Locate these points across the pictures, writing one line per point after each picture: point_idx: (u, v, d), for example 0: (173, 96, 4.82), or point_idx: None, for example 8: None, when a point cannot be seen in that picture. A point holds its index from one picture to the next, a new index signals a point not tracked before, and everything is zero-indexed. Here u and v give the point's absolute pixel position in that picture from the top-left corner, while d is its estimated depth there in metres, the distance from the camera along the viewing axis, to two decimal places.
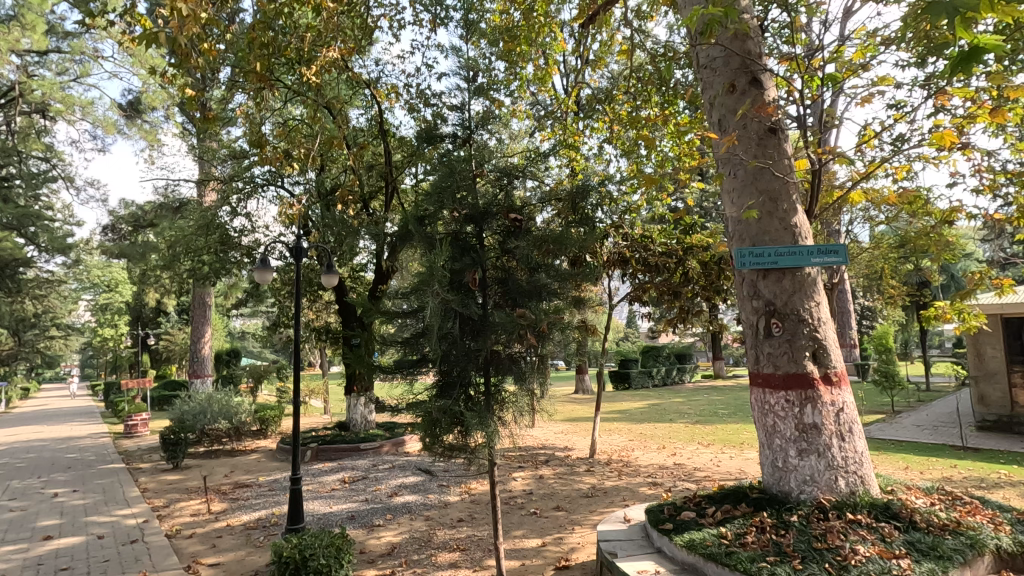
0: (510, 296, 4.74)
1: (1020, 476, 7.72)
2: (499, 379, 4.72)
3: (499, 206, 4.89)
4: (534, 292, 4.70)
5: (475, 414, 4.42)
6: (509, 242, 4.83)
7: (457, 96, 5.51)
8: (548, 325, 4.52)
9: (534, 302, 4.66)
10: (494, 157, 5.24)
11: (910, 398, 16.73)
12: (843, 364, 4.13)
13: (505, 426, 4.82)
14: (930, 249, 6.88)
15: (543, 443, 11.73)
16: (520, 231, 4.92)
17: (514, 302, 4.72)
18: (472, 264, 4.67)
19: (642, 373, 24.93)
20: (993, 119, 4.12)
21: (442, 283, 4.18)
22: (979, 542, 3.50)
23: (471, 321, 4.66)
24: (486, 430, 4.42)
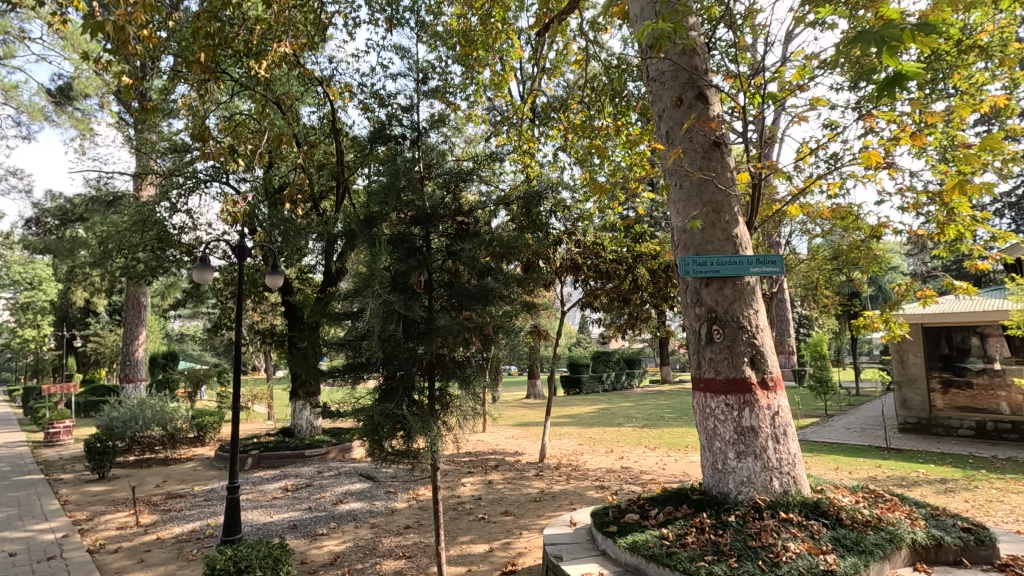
0: (457, 299, 4.72)
1: (936, 474, 8.29)
2: (444, 383, 4.71)
3: (446, 209, 4.89)
4: (482, 296, 4.69)
5: (416, 418, 4.34)
6: (456, 245, 4.81)
7: (409, 97, 5.48)
8: (495, 328, 4.52)
9: (480, 306, 4.64)
10: (444, 160, 5.24)
11: (842, 402, 17.71)
12: (780, 369, 4.32)
13: (451, 431, 4.79)
14: (861, 261, 7.31)
15: (493, 448, 11.72)
16: (469, 234, 4.91)
17: (460, 305, 4.71)
18: (417, 266, 4.61)
19: (592, 378, 25.33)
20: (914, 142, 4.40)
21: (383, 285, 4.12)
22: (896, 536, 3.72)
23: (416, 324, 4.60)
24: (429, 434, 4.36)
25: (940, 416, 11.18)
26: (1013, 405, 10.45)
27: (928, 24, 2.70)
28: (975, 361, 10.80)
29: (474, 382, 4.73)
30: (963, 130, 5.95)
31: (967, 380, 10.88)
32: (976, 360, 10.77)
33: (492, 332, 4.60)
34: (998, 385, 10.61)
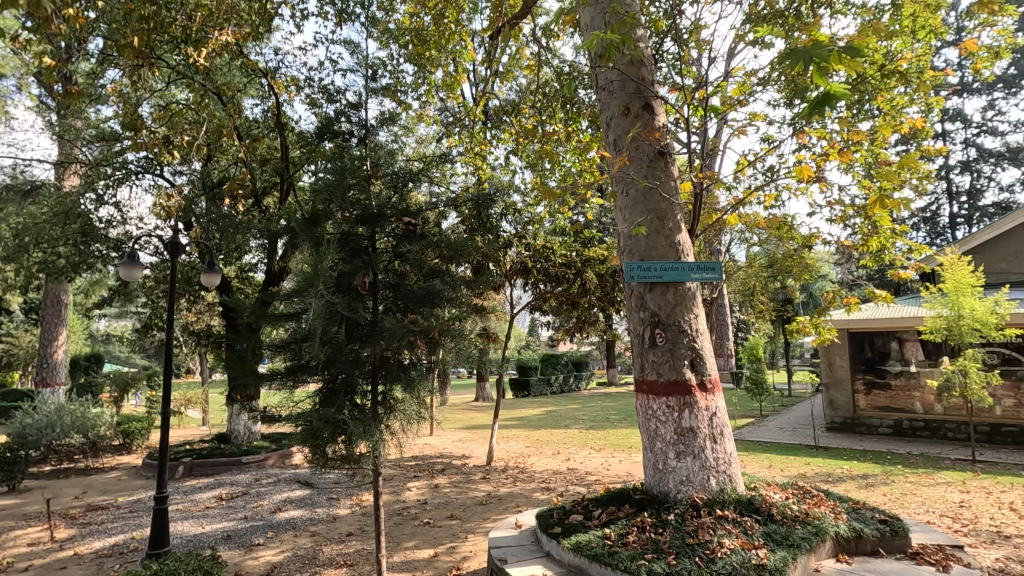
0: (402, 301, 4.65)
1: (859, 470, 8.85)
2: (388, 387, 4.62)
3: (393, 209, 4.82)
4: (428, 298, 4.64)
5: (357, 423, 4.23)
6: (402, 246, 4.73)
7: (357, 94, 5.36)
8: (438, 331, 4.47)
9: (427, 307, 4.60)
10: (392, 159, 5.16)
11: (775, 403, 18.62)
12: (717, 372, 4.48)
13: (394, 435, 4.71)
14: (794, 269, 7.70)
15: (440, 452, 11.61)
16: (415, 235, 4.86)
17: (406, 307, 4.64)
18: (362, 267, 4.52)
19: (540, 381, 25.54)
20: (842, 157, 4.69)
21: (322, 286, 3.98)
22: (822, 530, 3.93)
23: (358, 325, 4.50)
24: (371, 439, 4.27)
25: (863, 415, 11.95)
26: (925, 405, 11.24)
27: (853, 48, 2.87)
28: (893, 363, 11.54)
29: (418, 385, 4.67)
30: (885, 148, 6.38)
31: (887, 381, 11.66)
32: (894, 362, 11.52)
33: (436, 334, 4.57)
34: (913, 386, 11.35)
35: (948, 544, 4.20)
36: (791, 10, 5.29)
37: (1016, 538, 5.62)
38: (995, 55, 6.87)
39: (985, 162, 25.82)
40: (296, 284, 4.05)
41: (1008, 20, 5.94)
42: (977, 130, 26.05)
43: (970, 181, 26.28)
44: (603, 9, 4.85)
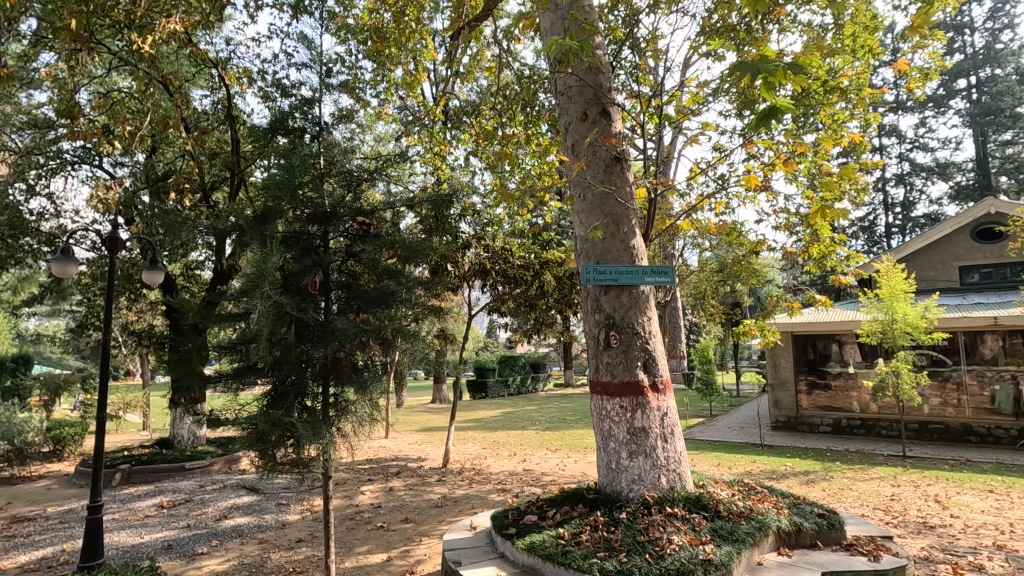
0: (355, 302, 4.57)
1: (800, 467, 9.26)
2: (339, 389, 4.53)
3: (346, 208, 4.73)
4: (382, 299, 4.57)
5: (306, 425, 4.13)
6: (355, 246, 4.65)
7: (311, 89, 5.23)
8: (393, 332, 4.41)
9: (381, 309, 4.52)
10: (347, 157, 5.06)
11: (724, 403, 19.27)
12: (669, 373, 4.60)
13: (345, 438, 4.61)
14: (742, 274, 8.00)
15: (395, 454, 11.46)
16: (370, 235, 4.78)
17: (358, 308, 4.57)
18: (312, 267, 4.41)
19: (498, 383, 25.54)
20: (787, 168, 4.91)
21: (271, 286, 3.86)
22: (765, 524, 4.10)
23: (309, 326, 4.39)
24: (321, 442, 4.17)
25: (804, 414, 12.51)
26: (862, 404, 11.87)
27: (798, 64, 3.00)
28: (833, 365, 12.19)
29: (371, 387, 4.59)
30: (827, 161, 6.72)
31: (827, 382, 12.26)
32: (834, 363, 12.19)
33: (390, 335, 4.50)
34: (850, 387, 11.99)
35: (879, 535, 4.44)
36: (741, 25, 5.51)
37: (940, 528, 6.02)
38: (926, 77, 7.35)
39: (917, 176, 27.55)
40: (242, 283, 3.91)
41: (937, 44, 6.36)
42: (910, 146, 27.77)
43: (904, 194, 27.97)
44: (563, 15, 4.92)
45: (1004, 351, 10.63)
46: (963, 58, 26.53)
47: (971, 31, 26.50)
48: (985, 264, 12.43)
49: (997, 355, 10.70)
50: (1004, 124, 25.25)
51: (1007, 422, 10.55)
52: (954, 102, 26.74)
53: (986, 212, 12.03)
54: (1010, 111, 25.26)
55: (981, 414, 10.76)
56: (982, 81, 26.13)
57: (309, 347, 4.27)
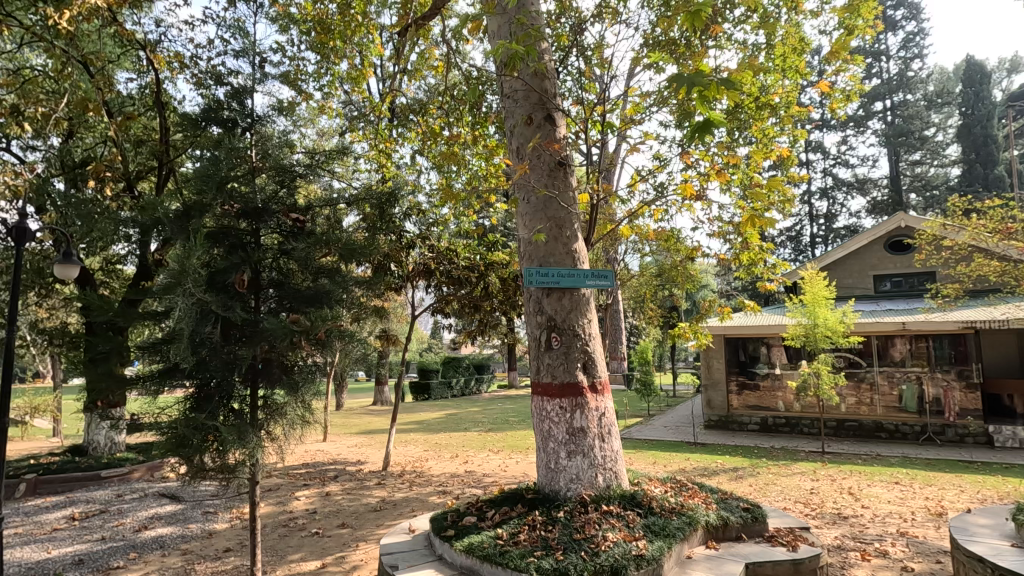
0: (287, 301, 4.44)
1: (730, 464, 9.72)
2: (269, 391, 4.36)
3: (279, 204, 4.56)
4: (316, 298, 4.45)
5: (231, 429, 3.94)
6: (289, 243, 4.50)
7: (246, 79, 5.01)
8: (327, 332, 4.31)
9: (314, 308, 4.41)
10: (283, 150, 4.88)
11: (661, 403, 19.94)
12: (608, 374, 4.72)
13: (275, 442, 4.44)
14: (679, 279, 8.31)
15: (333, 458, 11.15)
16: (304, 232, 4.64)
17: (291, 307, 4.43)
18: (240, 264, 4.22)
19: (441, 385, 25.31)
20: (720, 178, 5.15)
21: (197, 282, 3.67)
22: (695, 519, 4.27)
23: (237, 325, 4.20)
24: (248, 447, 3.99)
25: (735, 413, 13.14)
26: (786, 403, 12.59)
27: (730, 80, 3.16)
28: (761, 366, 12.85)
29: (302, 389, 4.44)
30: (758, 173, 7.09)
31: (755, 383, 12.92)
32: (762, 365, 12.86)
33: (325, 335, 4.39)
34: (777, 387, 12.66)
35: (797, 526, 4.73)
36: (680, 40, 5.73)
37: (852, 518, 6.47)
38: (847, 97, 7.88)
39: (838, 190, 29.56)
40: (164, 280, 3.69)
41: (856, 68, 6.85)
42: (834, 162, 29.74)
43: (827, 206, 29.95)
44: (510, 19, 4.96)
45: (911, 354, 11.55)
46: (880, 83, 28.73)
47: (886, 58, 28.74)
48: (896, 274, 13.46)
49: (905, 357, 11.57)
50: (913, 146, 27.52)
51: (912, 419, 11.48)
52: (871, 123, 28.90)
53: (897, 225, 13.04)
54: (919, 133, 27.57)
55: (889, 412, 11.68)
56: (896, 104, 28.35)
57: (238, 347, 4.09)
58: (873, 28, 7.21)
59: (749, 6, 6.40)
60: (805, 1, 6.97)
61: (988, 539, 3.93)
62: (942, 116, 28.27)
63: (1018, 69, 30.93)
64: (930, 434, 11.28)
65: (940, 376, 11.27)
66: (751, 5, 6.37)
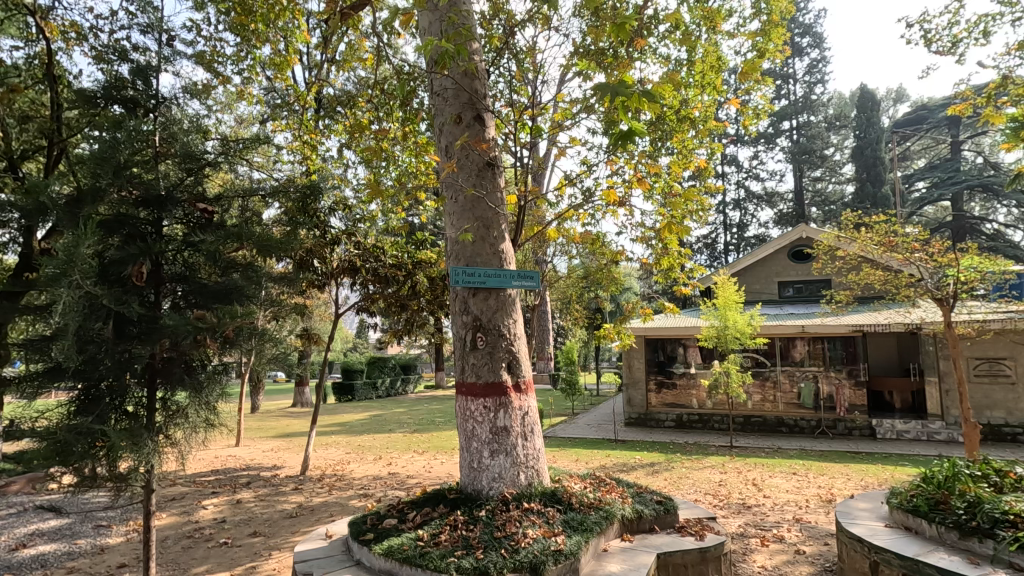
0: (192, 297, 4.18)
1: (647, 460, 10.15)
2: (169, 392, 4.08)
3: (184, 193, 4.26)
4: (225, 293, 4.21)
5: (123, 434, 3.62)
6: (194, 235, 4.22)
7: (150, 55, 4.61)
8: (238, 329, 4.08)
9: (222, 304, 4.17)
10: (191, 136, 4.55)
11: (585, 403, 20.50)
12: (532, 373, 4.79)
13: (174, 447, 4.15)
14: (603, 281, 8.58)
15: (247, 463, 10.57)
16: (212, 223, 4.39)
17: (196, 304, 4.17)
18: (139, 255, 3.92)
19: (366, 385, 24.62)
20: (641, 185, 5.37)
21: (85, 274, 3.35)
22: (611, 513, 4.43)
23: (133, 321, 3.88)
24: (140, 452, 3.70)
25: (653, 411, 13.74)
26: (700, 401, 13.32)
27: (651, 92, 3.30)
28: (678, 366, 13.53)
29: (207, 389, 4.17)
30: (677, 182, 7.46)
31: (673, 381, 13.56)
32: (679, 365, 13.53)
33: (234, 333, 4.15)
34: (691, 385, 13.38)
35: (705, 516, 5.01)
36: (607, 51, 5.93)
37: (754, 507, 6.95)
38: (758, 115, 8.45)
39: (750, 202, 31.68)
40: (44, 271, 3.33)
41: (766, 88, 7.37)
42: (746, 175, 31.86)
43: (740, 216, 32.01)
44: (440, 16, 4.92)
45: (809, 354, 12.57)
46: (787, 104, 31.08)
47: (793, 82, 31.15)
48: (798, 281, 14.61)
49: (804, 357, 12.57)
50: (815, 163, 30.00)
51: (809, 415, 12.49)
52: (779, 141, 31.20)
53: (799, 236, 14.17)
54: (819, 152, 30.09)
55: (789, 408, 12.66)
56: (801, 125, 30.80)
57: (133, 345, 3.79)
58: (781, 52, 7.79)
59: (672, 23, 6.73)
60: (722, 23, 7.41)
61: (866, 520, 4.36)
62: (840, 138, 31.04)
63: (902, 99, 34.49)
64: (824, 428, 12.33)
65: (833, 374, 12.35)
66: (674, 22, 6.70)
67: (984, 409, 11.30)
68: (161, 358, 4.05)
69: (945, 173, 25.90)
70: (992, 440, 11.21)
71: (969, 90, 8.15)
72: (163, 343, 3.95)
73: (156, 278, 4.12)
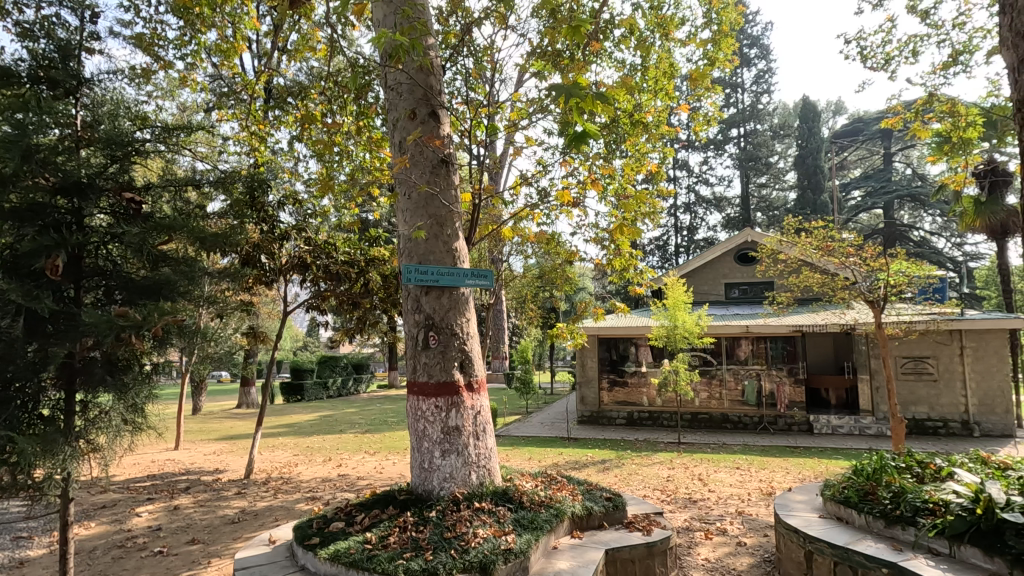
0: (119, 293, 3.98)
1: (599, 457, 10.31)
2: (92, 394, 3.86)
3: (109, 181, 4.02)
4: (154, 289, 4.03)
5: (34, 440, 3.39)
6: (120, 227, 4.00)
7: (71, 31, 4.23)
8: (167, 327, 3.83)
9: (150, 300, 3.99)
10: (118, 121, 4.27)
11: (539, 401, 20.67)
12: (484, 373, 4.77)
13: (97, 452, 3.93)
14: (558, 281, 8.65)
15: (186, 468, 10.09)
16: (142, 215, 4.20)
17: (123, 300, 3.97)
18: (53, 247, 3.61)
19: (316, 385, 23.95)
20: (594, 187, 5.44)
21: None
22: (562, 511, 4.47)
23: (48, 318, 3.62)
24: (54, 458, 3.47)
25: (605, 409, 13.98)
26: (650, 399, 13.65)
27: (605, 94, 3.31)
28: (630, 365, 13.81)
29: (133, 390, 3.96)
30: (630, 185, 7.60)
31: (624, 380, 13.84)
32: (631, 363, 13.82)
33: (163, 331, 3.92)
34: (642, 383, 13.69)
35: (652, 512, 5.13)
36: (564, 52, 5.97)
37: (700, 501, 7.18)
38: (708, 122, 8.72)
39: (699, 206, 32.70)
40: None
41: (715, 96, 7.62)
42: (696, 180, 32.88)
43: (690, 219, 33.00)
44: (395, 9, 4.83)
45: (752, 353, 13.09)
46: (736, 113, 32.27)
47: (741, 91, 32.37)
48: (743, 283, 15.19)
49: (748, 356, 13.08)
50: (760, 170, 31.28)
51: (752, 411, 13.01)
52: (728, 147, 32.34)
53: (745, 240, 14.72)
54: (765, 160, 31.39)
55: (734, 405, 13.14)
56: (748, 133, 32.04)
57: (48, 344, 3.54)
58: (730, 62, 8.06)
59: (626, 28, 6.85)
60: (674, 30, 7.60)
61: (802, 512, 4.57)
62: (784, 146, 32.47)
63: (840, 112, 36.40)
64: (765, 424, 12.87)
65: (775, 373, 12.90)
66: (628, 27, 6.82)
67: (909, 405, 12.06)
68: (81, 358, 3.81)
69: (878, 183, 27.53)
70: (917, 433, 11.99)
71: (901, 106, 8.67)
72: (83, 341, 3.71)
73: (78, 272, 3.88)
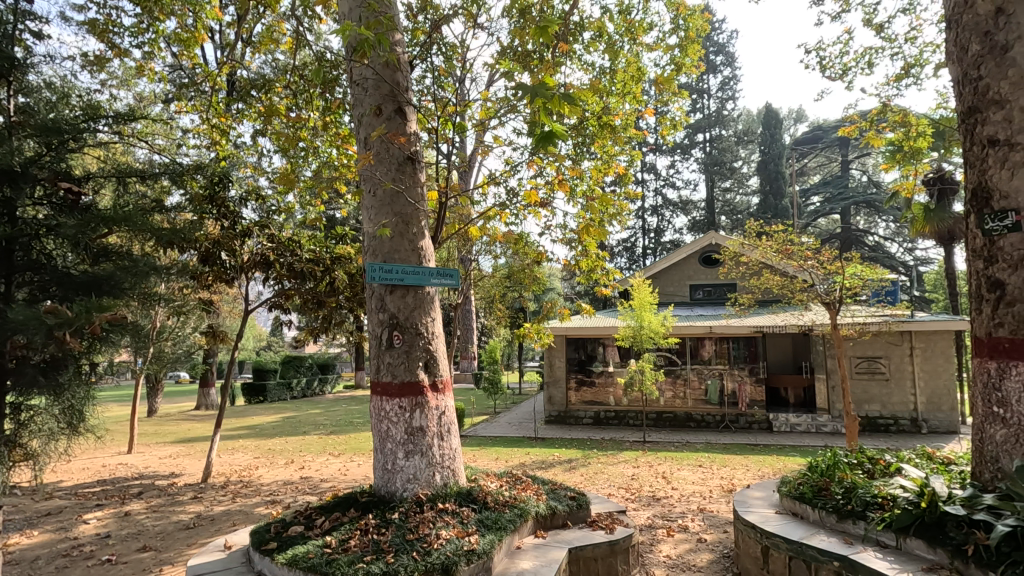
0: (56, 288, 3.91)
1: (565, 456, 10.37)
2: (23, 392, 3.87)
3: (44, 171, 3.86)
4: (91, 285, 3.91)
5: None
6: (57, 220, 3.88)
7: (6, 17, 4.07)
8: (104, 325, 3.66)
9: (88, 296, 3.86)
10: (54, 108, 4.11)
11: (507, 402, 20.67)
12: (449, 373, 4.73)
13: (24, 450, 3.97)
14: (526, 281, 8.66)
15: (139, 472, 9.71)
16: (80, 207, 4.10)
17: (61, 297, 3.85)
18: None
19: (279, 386, 23.38)
20: (561, 187, 5.46)
21: None
22: (526, 511, 4.47)
23: None
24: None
25: (572, 409, 14.08)
26: (616, 398, 13.81)
27: (572, 95, 3.30)
28: (597, 365, 13.94)
29: (68, 389, 3.94)
30: (598, 186, 7.67)
31: (591, 380, 13.96)
32: (598, 363, 13.94)
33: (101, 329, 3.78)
34: (609, 383, 13.83)
35: (615, 510, 5.19)
36: (534, 53, 5.97)
37: (663, 499, 7.29)
38: (675, 126, 8.86)
39: (666, 209, 33.29)
40: None
41: (681, 101, 7.74)
42: (664, 183, 33.45)
43: (657, 222, 33.55)
44: (361, 3, 4.74)
45: (716, 353, 13.38)
46: (702, 118, 32.97)
47: (708, 97, 33.09)
48: (707, 284, 15.52)
49: (711, 356, 13.37)
50: (725, 175, 32.05)
51: (714, 410, 13.30)
52: (694, 152, 33.01)
53: (709, 242, 15.04)
54: (729, 165, 32.17)
55: (698, 404, 13.40)
56: (714, 138, 32.76)
57: None
58: (697, 68, 8.22)
59: (595, 31, 6.90)
60: (642, 35, 7.70)
61: (760, 508, 4.68)
62: (748, 152, 33.33)
63: (800, 120, 37.59)
64: (727, 423, 13.17)
65: (737, 372, 13.21)
66: (597, 30, 6.88)
67: (863, 403, 12.53)
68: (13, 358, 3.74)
69: (836, 189, 28.54)
70: (869, 430, 12.46)
71: (857, 115, 8.98)
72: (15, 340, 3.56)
73: (9, 266, 3.83)
